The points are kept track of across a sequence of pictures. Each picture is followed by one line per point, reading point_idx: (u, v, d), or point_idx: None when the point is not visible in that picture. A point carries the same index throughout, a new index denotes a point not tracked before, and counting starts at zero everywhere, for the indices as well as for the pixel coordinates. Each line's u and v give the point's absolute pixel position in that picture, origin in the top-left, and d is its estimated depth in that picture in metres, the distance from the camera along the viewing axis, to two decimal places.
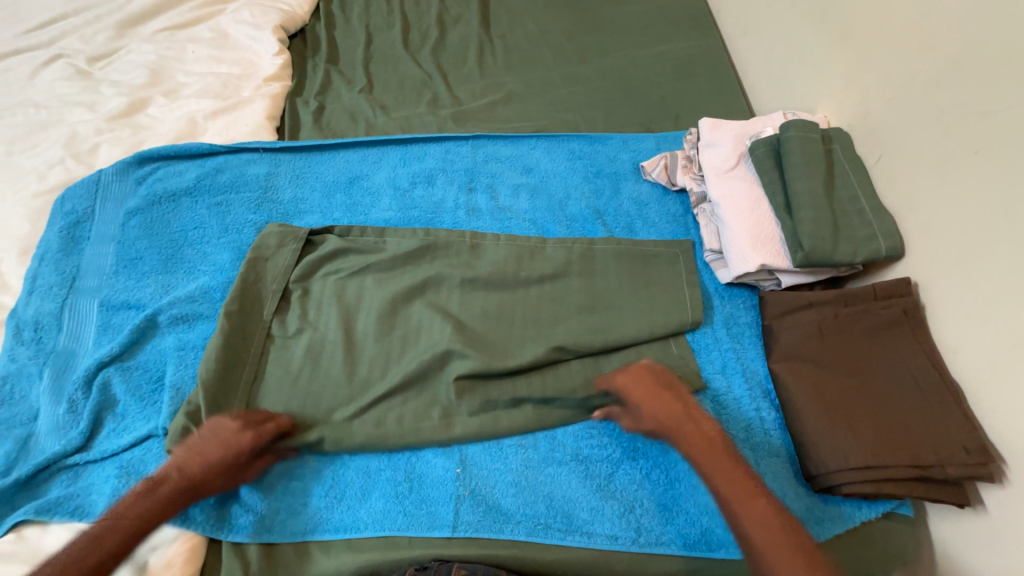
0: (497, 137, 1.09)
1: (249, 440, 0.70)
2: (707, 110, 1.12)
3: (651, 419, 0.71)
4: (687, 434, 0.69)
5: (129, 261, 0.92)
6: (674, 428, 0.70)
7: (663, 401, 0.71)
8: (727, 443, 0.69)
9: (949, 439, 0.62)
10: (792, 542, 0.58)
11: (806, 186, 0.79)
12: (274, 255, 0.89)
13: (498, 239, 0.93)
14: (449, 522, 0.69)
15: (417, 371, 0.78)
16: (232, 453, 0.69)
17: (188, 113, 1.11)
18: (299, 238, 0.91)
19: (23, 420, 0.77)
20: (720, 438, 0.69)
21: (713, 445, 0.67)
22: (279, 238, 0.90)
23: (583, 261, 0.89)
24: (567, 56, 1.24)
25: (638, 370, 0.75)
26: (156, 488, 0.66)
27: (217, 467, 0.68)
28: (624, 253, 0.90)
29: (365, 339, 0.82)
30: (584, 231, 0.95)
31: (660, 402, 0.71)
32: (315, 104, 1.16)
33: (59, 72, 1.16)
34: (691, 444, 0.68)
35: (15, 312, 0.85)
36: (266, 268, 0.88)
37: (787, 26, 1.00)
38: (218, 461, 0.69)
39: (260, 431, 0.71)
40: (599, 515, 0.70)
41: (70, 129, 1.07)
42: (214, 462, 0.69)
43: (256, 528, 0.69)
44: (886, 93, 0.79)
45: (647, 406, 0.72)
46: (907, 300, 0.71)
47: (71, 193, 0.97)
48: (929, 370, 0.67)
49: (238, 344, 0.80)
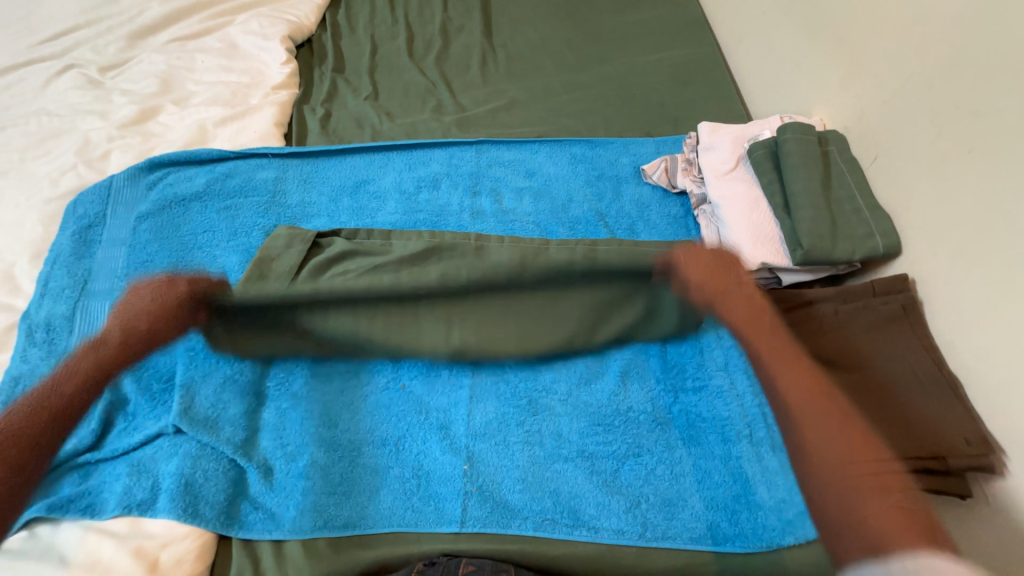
0: (500, 143, 1.11)
1: (178, 290, 0.83)
2: (705, 115, 1.14)
3: (704, 288, 0.80)
4: (734, 307, 0.78)
5: (139, 263, 0.94)
6: (725, 294, 0.79)
7: (716, 275, 0.80)
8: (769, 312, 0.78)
9: (951, 431, 0.63)
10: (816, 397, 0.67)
11: (804, 185, 0.81)
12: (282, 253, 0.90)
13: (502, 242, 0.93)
14: (457, 518, 0.70)
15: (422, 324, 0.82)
16: (163, 304, 0.82)
17: (198, 120, 1.14)
18: (305, 239, 0.92)
19: None
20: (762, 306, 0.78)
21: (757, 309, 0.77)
22: (286, 240, 0.92)
23: (586, 263, 0.85)
24: (568, 64, 1.27)
25: (696, 252, 0.84)
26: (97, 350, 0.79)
27: (149, 316, 0.81)
28: (626, 248, 0.87)
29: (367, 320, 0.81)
30: (587, 232, 0.97)
31: (715, 273, 0.81)
32: (322, 111, 1.19)
33: (72, 81, 1.19)
34: (736, 305, 0.78)
35: (28, 315, 0.87)
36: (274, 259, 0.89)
37: (783, 33, 1.03)
38: (152, 312, 0.82)
39: (187, 285, 0.84)
40: (606, 510, 0.71)
41: (83, 136, 1.10)
42: (144, 321, 0.81)
43: (266, 525, 0.70)
44: (881, 96, 0.81)
45: (704, 274, 0.81)
46: (904, 296, 0.73)
47: (83, 198, 1.00)
48: (928, 364, 0.68)
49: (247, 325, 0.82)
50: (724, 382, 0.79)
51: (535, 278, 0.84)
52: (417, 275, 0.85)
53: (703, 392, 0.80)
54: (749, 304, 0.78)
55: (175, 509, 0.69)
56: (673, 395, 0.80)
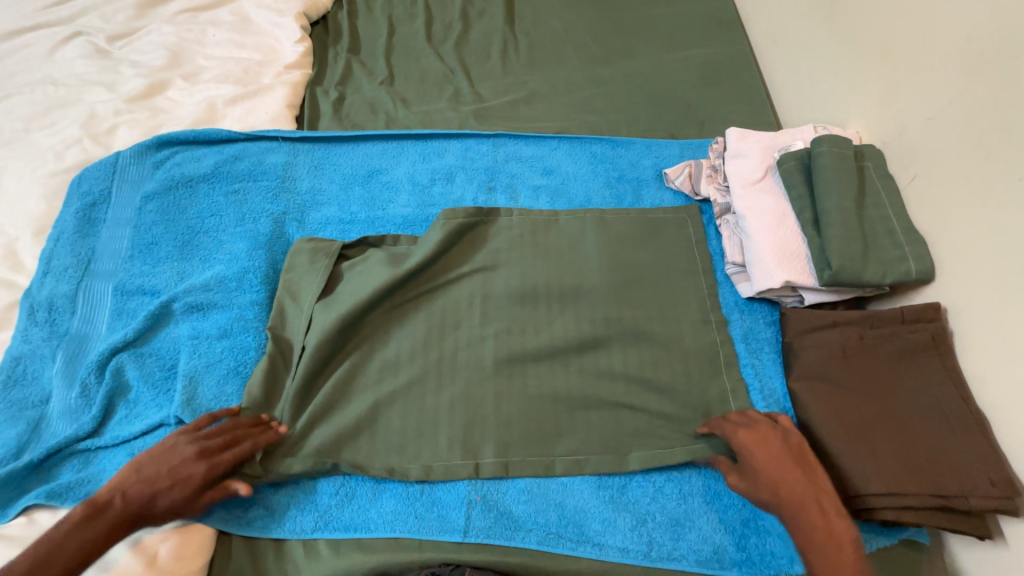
0: (518, 137, 1.08)
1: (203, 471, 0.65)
2: (733, 120, 1.10)
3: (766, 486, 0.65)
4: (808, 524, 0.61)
5: (144, 245, 0.92)
6: (787, 497, 0.63)
7: (786, 473, 0.64)
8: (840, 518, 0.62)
9: (974, 470, 0.61)
10: None
11: (837, 203, 0.77)
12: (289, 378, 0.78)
13: (511, 213, 0.96)
14: (461, 527, 0.71)
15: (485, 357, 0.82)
16: (188, 484, 0.64)
17: (208, 98, 1.10)
18: (330, 253, 0.88)
19: (34, 402, 0.77)
20: (832, 510, 0.62)
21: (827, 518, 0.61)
22: (310, 254, 0.88)
23: (635, 404, 0.78)
24: (592, 57, 1.22)
25: (761, 437, 0.68)
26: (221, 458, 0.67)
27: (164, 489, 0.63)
28: (633, 221, 0.95)
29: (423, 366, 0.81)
30: (614, 428, 0.77)
31: (783, 472, 0.64)
32: (335, 94, 1.15)
33: (79, 50, 1.15)
34: (801, 516, 0.62)
35: (29, 292, 0.85)
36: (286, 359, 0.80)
37: (821, 40, 0.98)
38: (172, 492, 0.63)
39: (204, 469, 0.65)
40: (611, 527, 0.71)
41: (89, 108, 1.06)
42: (162, 483, 0.63)
43: (265, 522, 0.70)
44: (925, 113, 0.77)
45: (761, 465, 0.65)
46: (936, 326, 0.70)
47: (89, 173, 0.97)
48: (954, 399, 0.66)
49: (279, 367, 0.79)
50: (735, 406, 0.78)
51: (587, 378, 0.80)
52: (423, 428, 0.77)
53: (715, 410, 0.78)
54: (791, 467, 0.65)
55: None
56: (687, 414, 0.78)
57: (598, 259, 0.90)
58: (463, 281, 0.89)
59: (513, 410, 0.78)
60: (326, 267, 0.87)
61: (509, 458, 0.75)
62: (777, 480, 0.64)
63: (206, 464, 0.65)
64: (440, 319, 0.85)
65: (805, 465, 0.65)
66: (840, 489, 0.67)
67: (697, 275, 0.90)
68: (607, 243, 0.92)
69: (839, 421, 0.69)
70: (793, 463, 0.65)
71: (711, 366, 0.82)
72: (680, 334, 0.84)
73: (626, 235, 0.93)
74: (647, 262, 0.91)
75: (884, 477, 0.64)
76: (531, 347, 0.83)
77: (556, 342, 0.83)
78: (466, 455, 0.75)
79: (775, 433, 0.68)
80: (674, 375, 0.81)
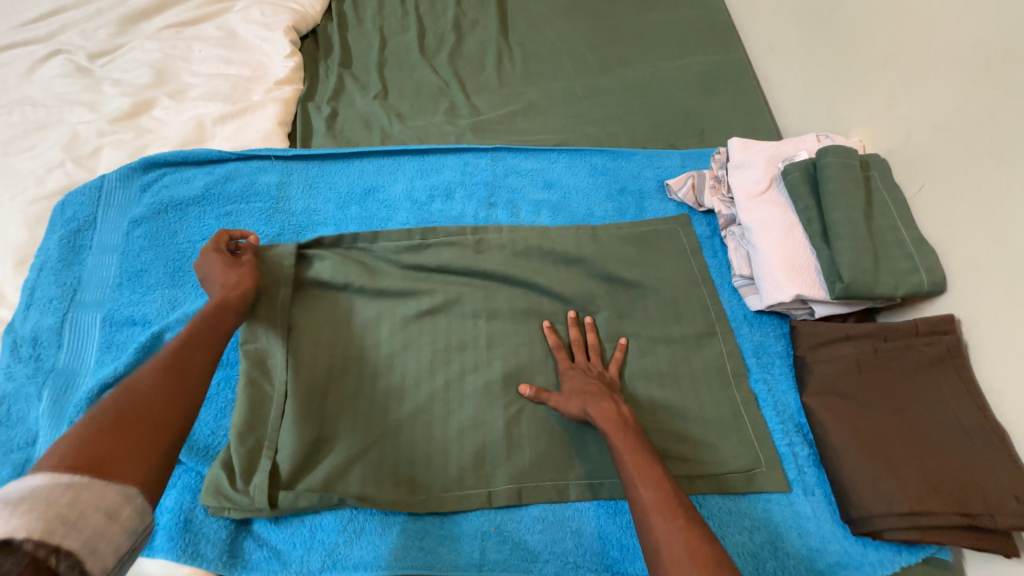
0: (517, 150, 1.06)
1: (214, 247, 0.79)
2: (732, 128, 1.10)
3: (574, 392, 0.73)
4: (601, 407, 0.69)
5: (133, 273, 0.88)
6: (592, 392, 0.72)
7: (588, 383, 0.74)
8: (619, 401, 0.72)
9: (998, 486, 0.60)
10: (656, 473, 0.61)
11: (845, 215, 0.76)
12: (274, 386, 0.75)
13: (499, 231, 0.93)
14: (476, 560, 0.69)
15: (495, 379, 0.80)
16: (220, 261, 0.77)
17: (196, 116, 1.07)
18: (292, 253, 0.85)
19: (19, 444, 0.73)
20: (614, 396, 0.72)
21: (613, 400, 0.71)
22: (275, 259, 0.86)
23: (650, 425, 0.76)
24: (589, 67, 1.21)
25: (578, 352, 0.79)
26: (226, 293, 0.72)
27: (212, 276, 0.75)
28: (628, 235, 0.94)
29: (430, 390, 0.79)
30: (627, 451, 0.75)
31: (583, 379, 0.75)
32: (328, 110, 1.12)
33: (58, 69, 1.11)
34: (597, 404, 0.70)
35: (11, 327, 0.81)
36: (270, 375, 0.76)
37: (819, 47, 0.98)
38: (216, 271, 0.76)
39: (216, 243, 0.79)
40: (630, 554, 0.69)
41: (71, 130, 1.02)
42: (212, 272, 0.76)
43: (270, 564, 0.68)
44: (931, 122, 0.77)
45: (574, 380, 0.75)
46: (951, 338, 0.69)
47: (72, 199, 0.93)
48: (974, 413, 0.64)
49: (260, 381, 0.75)
50: (750, 423, 0.77)
51: None
52: (432, 455, 0.74)
53: (731, 429, 0.77)
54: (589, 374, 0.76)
55: (175, 550, 0.66)
56: (700, 434, 0.76)
57: (604, 275, 0.89)
58: (467, 301, 0.86)
59: (523, 434, 0.76)
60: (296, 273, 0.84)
61: (522, 485, 0.73)
62: (583, 387, 0.73)
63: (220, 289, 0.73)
64: (445, 342, 0.83)
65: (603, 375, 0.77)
66: (861, 508, 0.66)
67: (697, 285, 0.89)
68: (610, 258, 0.90)
69: (856, 434, 0.69)
70: (594, 372, 0.76)
71: (725, 381, 0.80)
72: (687, 349, 0.83)
73: (629, 250, 0.92)
74: (653, 275, 0.89)
75: (907, 494, 0.63)
76: (538, 369, 0.81)
77: None
78: (478, 483, 0.73)
79: (584, 354, 0.80)
80: (684, 394, 0.79)
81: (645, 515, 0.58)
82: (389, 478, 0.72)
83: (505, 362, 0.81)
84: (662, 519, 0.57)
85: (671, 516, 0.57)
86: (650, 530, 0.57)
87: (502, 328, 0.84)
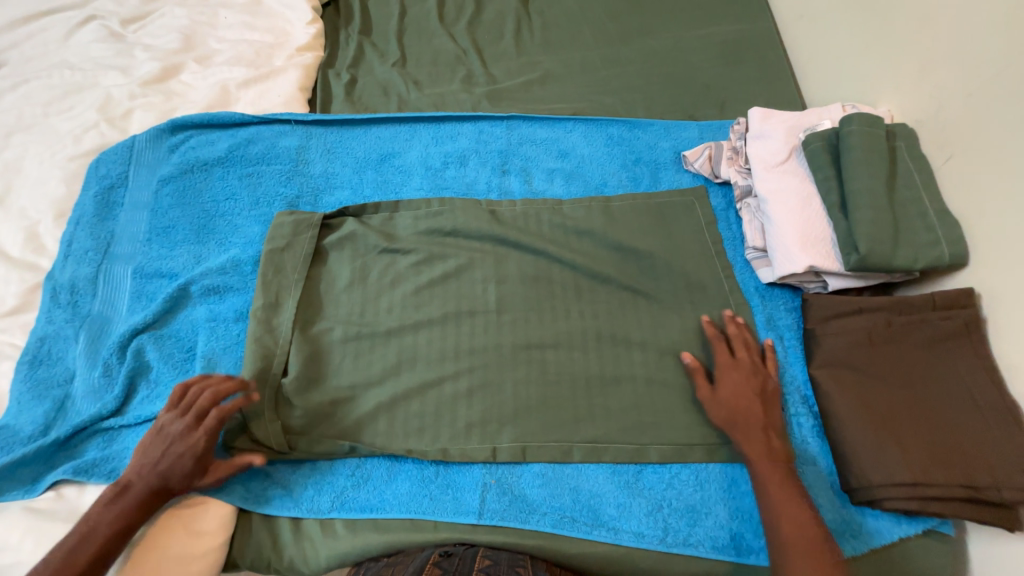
0: (533, 119, 1.06)
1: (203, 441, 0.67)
2: (756, 99, 1.07)
3: (724, 394, 0.73)
4: (753, 431, 0.69)
5: (161, 229, 0.92)
6: (743, 404, 0.71)
7: (744, 391, 0.72)
8: (773, 419, 0.70)
9: (1007, 461, 0.59)
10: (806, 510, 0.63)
11: (865, 185, 0.74)
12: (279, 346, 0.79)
13: (514, 203, 0.95)
14: (475, 509, 0.71)
15: (500, 344, 0.81)
16: (183, 462, 0.66)
17: (221, 81, 1.09)
18: (314, 224, 0.90)
19: (59, 380, 0.79)
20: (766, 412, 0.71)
21: (767, 420, 0.70)
22: (292, 227, 0.89)
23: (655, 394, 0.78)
24: (609, 36, 1.19)
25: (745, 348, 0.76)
26: (116, 502, 0.64)
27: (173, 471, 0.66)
28: (639, 207, 0.93)
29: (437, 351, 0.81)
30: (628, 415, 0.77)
31: (745, 386, 0.72)
32: (347, 77, 1.14)
33: (93, 34, 1.15)
34: (750, 424, 0.70)
35: (51, 275, 0.86)
36: (274, 334, 0.80)
37: (850, 14, 0.94)
38: (173, 469, 0.66)
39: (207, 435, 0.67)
40: (627, 512, 0.71)
41: (105, 93, 1.06)
42: (160, 469, 0.65)
43: (284, 501, 0.72)
44: (965, 89, 0.73)
45: (725, 381, 0.73)
46: (969, 312, 0.67)
47: (105, 158, 0.98)
48: (988, 388, 0.63)
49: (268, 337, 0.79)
50: None
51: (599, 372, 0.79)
52: (440, 412, 0.77)
53: None
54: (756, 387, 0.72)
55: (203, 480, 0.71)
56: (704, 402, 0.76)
57: (614, 246, 0.89)
58: (478, 266, 0.87)
59: (528, 396, 0.78)
60: (312, 245, 0.89)
61: (527, 443, 0.75)
62: (738, 390, 0.72)
63: (148, 485, 0.65)
64: (453, 304, 0.84)
65: (766, 385, 0.73)
66: (863, 478, 0.65)
67: (711, 258, 0.88)
68: (620, 230, 0.90)
69: (864, 407, 0.68)
70: (753, 379, 0.73)
71: None
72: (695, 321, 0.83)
73: (639, 222, 0.91)
74: (663, 248, 0.88)
75: (911, 467, 0.63)
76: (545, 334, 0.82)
77: (570, 336, 0.82)
78: (484, 439, 0.75)
79: (753, 351, 0.76)
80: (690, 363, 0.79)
81: (779, 547, 0.62)
82: (398, 429, 0.76)
83: (512, 328, 0.83)
84: (801, 555, 0.60)
85: (810, 556, 0.60)
86: (788, 563, 0.60)
87: (511, 295, 0.85)
